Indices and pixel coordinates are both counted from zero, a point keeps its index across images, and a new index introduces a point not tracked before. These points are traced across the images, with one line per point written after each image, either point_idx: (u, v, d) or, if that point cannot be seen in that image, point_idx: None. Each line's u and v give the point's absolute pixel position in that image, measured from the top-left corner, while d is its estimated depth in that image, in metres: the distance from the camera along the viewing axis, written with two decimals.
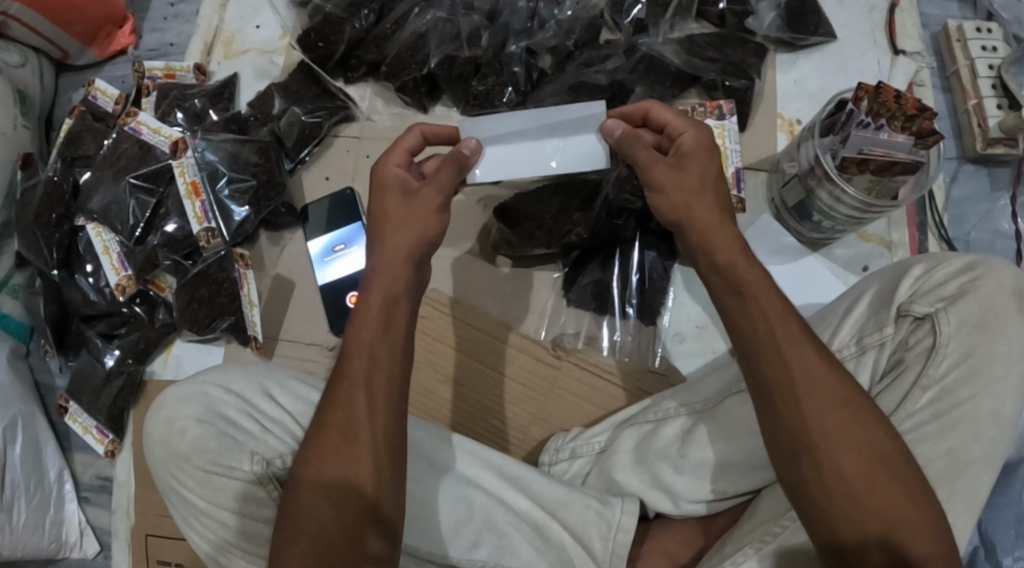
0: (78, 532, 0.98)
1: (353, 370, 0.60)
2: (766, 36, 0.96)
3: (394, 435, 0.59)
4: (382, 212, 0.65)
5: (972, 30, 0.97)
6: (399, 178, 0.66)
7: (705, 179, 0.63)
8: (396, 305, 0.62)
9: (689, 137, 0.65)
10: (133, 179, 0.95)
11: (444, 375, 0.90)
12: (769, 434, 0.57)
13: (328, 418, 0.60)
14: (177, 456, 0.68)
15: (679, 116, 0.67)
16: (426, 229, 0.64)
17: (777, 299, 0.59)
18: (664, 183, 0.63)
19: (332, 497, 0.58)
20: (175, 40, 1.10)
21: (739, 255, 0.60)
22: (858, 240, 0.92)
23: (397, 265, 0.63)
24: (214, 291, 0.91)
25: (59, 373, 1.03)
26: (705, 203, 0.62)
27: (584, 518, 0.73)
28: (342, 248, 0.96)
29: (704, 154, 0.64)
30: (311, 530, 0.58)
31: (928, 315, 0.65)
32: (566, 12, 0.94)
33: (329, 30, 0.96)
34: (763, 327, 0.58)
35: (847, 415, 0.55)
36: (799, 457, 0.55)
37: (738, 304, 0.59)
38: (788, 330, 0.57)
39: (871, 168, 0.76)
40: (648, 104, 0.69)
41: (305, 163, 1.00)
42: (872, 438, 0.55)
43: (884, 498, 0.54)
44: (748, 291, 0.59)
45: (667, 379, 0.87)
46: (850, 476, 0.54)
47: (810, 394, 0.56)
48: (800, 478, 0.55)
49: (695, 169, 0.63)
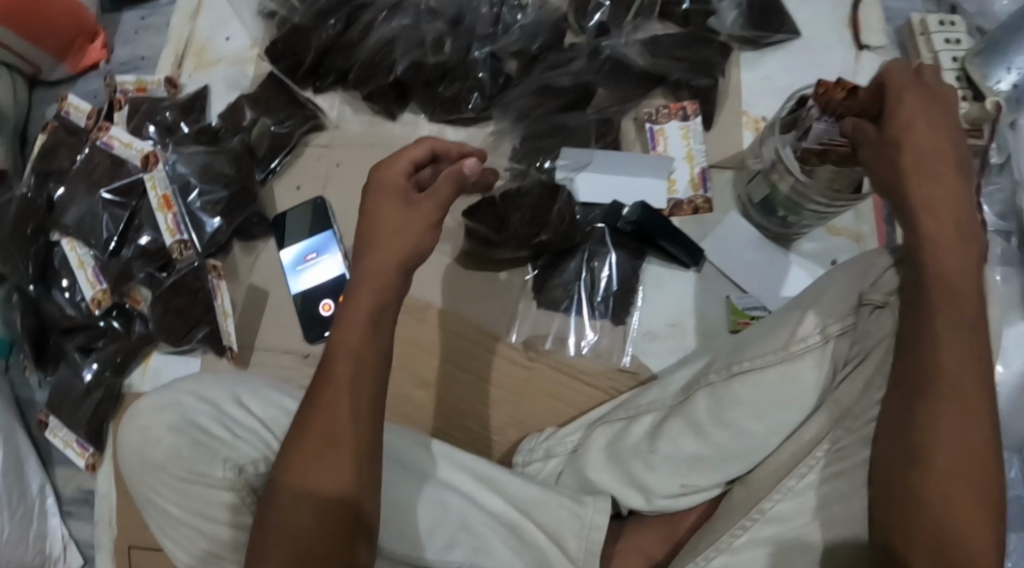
0: (62, 545, 0.99)
1: (336, 377, 0.60)
2: (731, 34, 0.97)
3: (374, 440, 0.61)
4: (378, 218, 0.65)
5: (935, 23, 0.98)
6: (400, 186, 0.66)
7: (947, 193, 0.58)
8: (383, 313, 0.63)
9: (910, 142, 0.59)
10: (106, 193, 0.95)
11: (420, 380, 0.91)
12: (889, 431, 0.57)
13: (311, 421, 0.60)
14: (152, 465, 0.69)
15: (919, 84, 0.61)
16: (420, 242, 0.65)
17: (969, 316, 0.56)
18: (889, 189, 0.61)
19: (312, 501, 0.58)
20: (146, 53, 1.11)
21: (946, 254, 0.57)
22: (826, 233, 0.92)
23: (385, 272, 0.63)
24: (190, 301, 0.92)
25: (39, 388, 1.03)
26: (937, 214, 0.57)
27: (558, 517, 0.74)
28: (314, 256, 0.96)
29: (927, 163, 0.58)
30: (290, 533, 0.58)
31: (888, 302, 0.64)
32: (529, 16, 0.96)
33: (296, 40, 0.97)
34: (930, 334, 0.56)
35: (969, 435, 0.53)
36: (899, 459, 0.55)
37: (918, 305, 0.57)
38: (958, 342, 0.55)
39: (832, 158, 0.75)
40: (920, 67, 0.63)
41: (275, 173, 1.00)
42: (975, 474, 0.53)
43: (964, 524, 0.52)
44: (938, 282, 0.57)
45: (637, 376, 0.89)
46: (932, 489, 0.53)
47: (940, 397, 0.54)
48: (898, 479, 0.55)
49: (920, 183, 0.58)
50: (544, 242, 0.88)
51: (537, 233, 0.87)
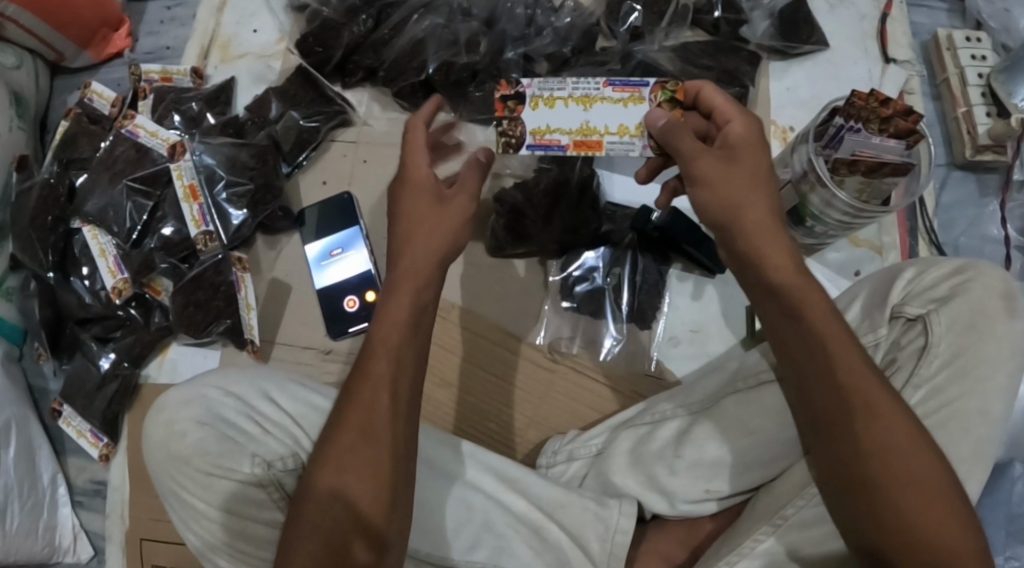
0: (72, 536, 0.98)
1: (376, 372, 0.60)
2: (760, 44, 0.97)
3: (411, 438, 0.60)
4: (412, 214, 0.64)
5: (961, 39, 0.99)
6: (428, 180, 0.66)
7: (755, 176, 0.63)
8: (424, 309, 0.63)
9: (738, 127, 0.64)
10: (129, 182, 0.94)
11: (441, 379, 0.91)
12: (831, 472, 0.58)
13: (348, 418, 0.59)
14: (178, 458, 0.68)
15: (729, 104, 0.66)
16: (458, 236, 0.65)
17: (836, 326, 0.58)
18: (711, 177, 0.63)
19: (342, 499, 0.58)
20: (171, 44, 1.10)
21: (796, 275, 0.60)
22: (849, 244, 0.93)
23: (423, 268, 0.63)
24: (211, 295, 0.91)
25: (53, 377, 1.02)
26: (758, 201, 0.62)
27: (582, 520, 0.73)
28: (339, 252, 0.96)
29: (755, 147, 0.64)
30: (319, 530, 0.57)
31: (921, 316, 0.67)
32: (564, 19, 0.97)
33: (328, 36, 0.97)
34: (829, 367, 0.58)
35: (909, 445, 0.55)
36: (855, 495, 0.56)
37: (800, 341, 0.59)
38: (850, 364, 0.57)
39: (861, 168, 0.77)
40: (702, 84, 0.68)
41: (301, 168, 1.00)
42: (934, 474, 0.55)
43: (928, 532, 0.53)
44: (805, 314, 0.59)
45: (661, 381, 0.89)
46: (906, 513, 0.54)
47: (864, 414, 0.56)
48: (858, 510, 0.56)
49: (748, 161, 0.63)
50: (551, 229, 0.88)
51: (547, 218, 0.87)
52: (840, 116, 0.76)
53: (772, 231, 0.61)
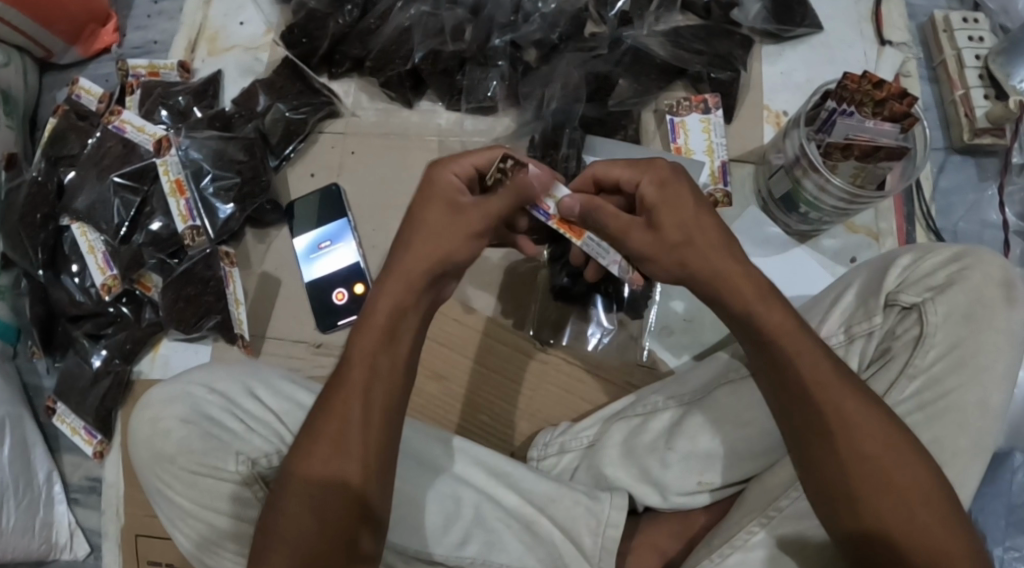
0: (68, 534, 0.97)
1: (352, 381, 0.58)
2: (753, 27, 0.96)
3: (387, 444, 0.58)
4: (421, 219, 0.62)
5: (959, 20, 0.97)
6: (453, 190, 0.63)
7: (706, 227, 0.61)
8: (404, 315, 0.60)
9: (648, 187, 0.62)
10: (117, 178, 0.94)
11: (432, 371, 0.90)
12: (806, 480, 0.56)
13: (322, 426, 0.58)
14: (162, 457, 0.67)
15: (626, 169, 0.65)
16: (457, 250, 0.62)
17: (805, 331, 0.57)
18: (650, 245, 0.62)
19: (314, 507, 0.56)
20: (159, 38, 1.09)
21: (756, 295, 0.58)
22: (846, 231, 0.92)
23: (409, 278, 0.61)
24: (201, 290, 0.91)
25: (46, 374, 1.02)
26: (702, 246, 0.60)
27: (573, 514, 0.72)
28: (327, 244, 0.95)
29: (672, 199, 0.61)
30: (290, 544, 0.56)
31: (916, 304, 0.66)
32: (550, 4, 0.94)
33: (313, 26, 0.96)
34: (796, 370, 0.56)
35: (882, 446, 0.54)
36: (836, 501, 0.54)
37: (766, 357, 0.58)
38: (816, 369, 0.56)
39: (854, 153, 0.76)
40: (593, 172, 0.68)
41: (289, 160, 0.99)
42: (909, 469, 0.54)
43: (911, 529, 0.52)
44: (772, 333, 0.57)
45: (655, 371, 0.89)
46: (885, 509, 0.53)
47: (828, 418, 0.55)
48: (831, 511, 0.55)
49: (670, 219, 0.61)
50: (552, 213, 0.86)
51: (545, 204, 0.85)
52: (832, 99, 0.75)
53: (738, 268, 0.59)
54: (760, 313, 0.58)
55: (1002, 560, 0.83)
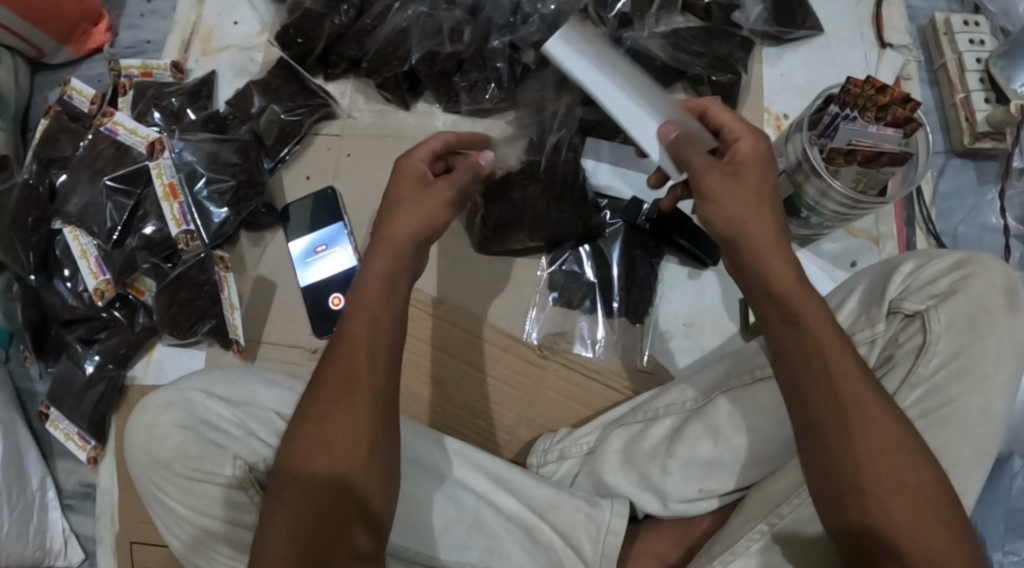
0: (63, 540, 0.96)
1: (353, 355, 0.58)
2: (753, 29, 0.95)
3: (389, 419, 0.58)
4: (395, 194, 0.67)
5: (959, 23, 0.97)
6: (419, 170, 0.69)
7: (757, 194, 0.60)
8: (398, 283, 0.63)
9: (746, 144, 0.63)
10: (109, 180, 0.92)
11: (428, 375, 0.89)
12: (820, 473, 0.54)
13: (323, 402, 0.57)
14: (159, 462, 0.67)
15: (740, 124, 0.66)
16: (435, 216, 0.66)
17: (825, 320, 0.55)
18: (718, 193, 0.60)
19: (319, 488, 0.55)
20: (152, 37, 1.08)
21: (796, 288, 0.57)
22: (845, 235, 0.91)
23: (396, 250, 0.64)
24: (195, 294, 0.90)
25: (39, 379, 1.01)
26: (753, 205, 0.59)
27: (574, 520, 0.72)
28: (324, 248, 0.95)
29: (760, 162, 0.62)
30: (290, 529, 0.54)
31: (919, 312, 0.66)
32: (550, 4, 0.90)
33: (309, 26, 0.95)
34: (823, 356, 0.54)
35: (896, 444, 0.53)
36: (845, 498, 0.53)
37: (794, 339, 0.55)
38: (837, 356, 0.54)
39: (858, 158, 0.74)
40: (709, 101, 0.70)
41: (284, 163, 0.98)
42: (918, 471, 0.52)
43: (921, 522, 0.51)
44: (800, 317, 0.55)
45: (654, 377, 0.87)
46: (893, 507, 0.51)
47: (852, 405, 0.53)
48: (842, 504, 0.53)
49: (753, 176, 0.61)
50: (556, 216, 0.85)
51: (553, 203, 0.85)
52: (835, 104, 0.74)
53: (770, 247, 0.58)
54: (791, 291, 0.56)
55: (1001, 564, 0.84)
